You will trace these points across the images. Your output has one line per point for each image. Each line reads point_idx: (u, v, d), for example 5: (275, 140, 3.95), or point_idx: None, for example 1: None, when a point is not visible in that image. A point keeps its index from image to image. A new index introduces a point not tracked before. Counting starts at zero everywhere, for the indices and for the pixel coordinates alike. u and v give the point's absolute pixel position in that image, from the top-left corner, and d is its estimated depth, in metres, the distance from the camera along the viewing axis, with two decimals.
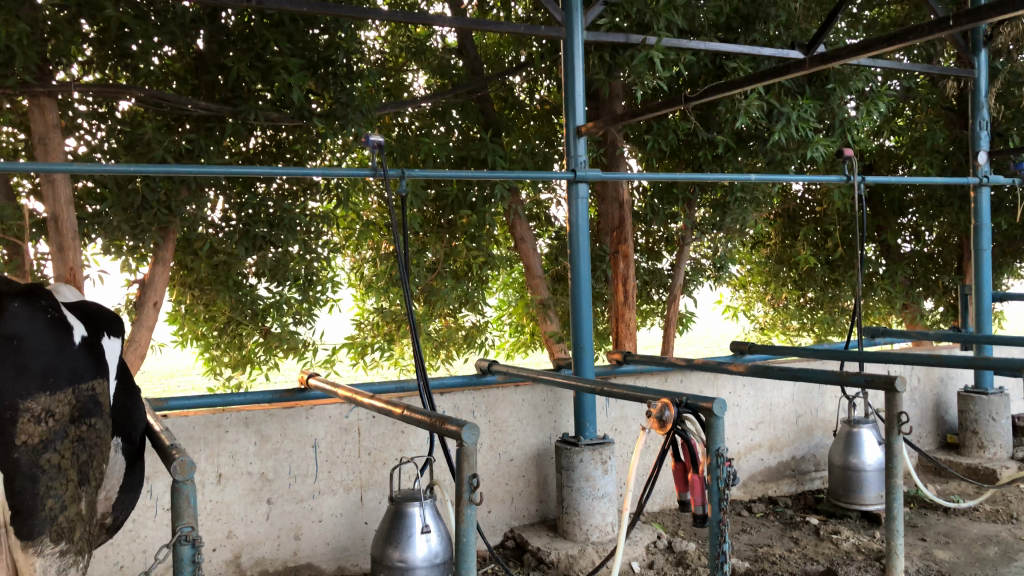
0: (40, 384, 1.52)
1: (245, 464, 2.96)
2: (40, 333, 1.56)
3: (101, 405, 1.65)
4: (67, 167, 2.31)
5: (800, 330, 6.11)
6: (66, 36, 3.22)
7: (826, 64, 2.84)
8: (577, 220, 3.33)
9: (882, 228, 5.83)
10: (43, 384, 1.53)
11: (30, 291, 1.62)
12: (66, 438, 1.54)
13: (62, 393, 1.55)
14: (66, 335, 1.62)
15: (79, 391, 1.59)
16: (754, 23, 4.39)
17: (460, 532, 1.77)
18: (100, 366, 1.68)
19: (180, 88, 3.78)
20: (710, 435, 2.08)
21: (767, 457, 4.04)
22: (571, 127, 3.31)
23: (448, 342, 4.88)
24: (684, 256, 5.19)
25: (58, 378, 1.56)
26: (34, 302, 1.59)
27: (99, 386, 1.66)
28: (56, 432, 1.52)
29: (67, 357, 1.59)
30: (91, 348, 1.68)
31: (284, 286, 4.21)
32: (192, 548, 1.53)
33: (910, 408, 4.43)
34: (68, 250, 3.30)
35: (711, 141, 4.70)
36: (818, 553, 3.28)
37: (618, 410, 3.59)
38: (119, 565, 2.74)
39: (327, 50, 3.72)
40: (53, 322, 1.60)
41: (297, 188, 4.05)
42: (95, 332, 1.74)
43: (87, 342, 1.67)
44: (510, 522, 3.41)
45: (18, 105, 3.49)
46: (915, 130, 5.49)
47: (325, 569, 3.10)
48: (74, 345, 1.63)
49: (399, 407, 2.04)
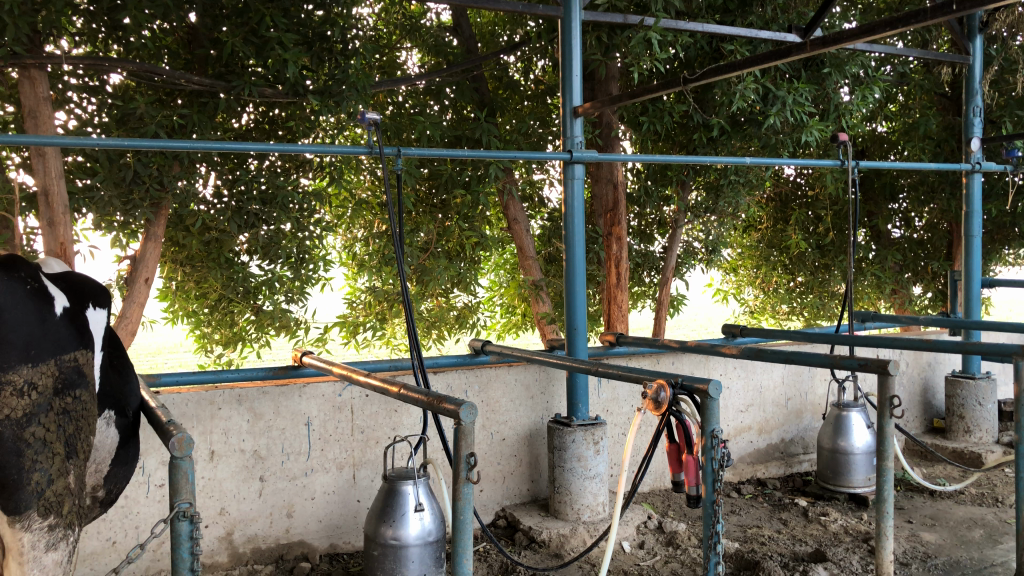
0: (22, 356, 1.50)
1: (238, 442, 2.96)
2: (21, 304, 1.54)
3: (85, 375, 1.65)
4: (59, 139, 2.28)
5: (789, 314, 6.16)
6: (57, 7, 3.13)
7: (826, 47, 2.78)
8: (572, 201, 3.32)
9: (872, 213, 5.89)
10: (25, 356, 1.51)
11: (8, 261, 1.59)
12: (51, 411, 1.53)
13: (44, 364, 1.54)
14: (46, 306, 1.61)
15: (61, 362, 1.58)
16: (750, 6, 4.38)
17: (458, 510, 1.78)
18: (82, 337, 1.68)
19: (171, 62, 3.74)
20: (705, 418, 2.09)
21: (757, 440, 4.07)
22: (568, 108, 3.29)
23: (439, 321, 4.89)
24: (676, 240, 5.21)
25: (40, 350, 1.54)
26: (11, 273, 1.56)
27: (82, 357, 1.65)
28: (41, 405, 1.51)
29: (48, 328, 1.58)
30: (73, 320, 1.67)
31: (275, 264, 4.19)
32: (189, 524, 1.54)
33: (900, 392, 4.47)
34: (58, 224, 3.26)
35: (706, 124, 4.67)
36: (807, 534, 3.32)
37: (610, 392, 3.60)
38: (111, 541, 2.75)
39: (322, 26, 3.69)
40: (33, 293, 1.58)
41: (290, 166, 4.08)
42: (78, 303, 1.73)
43: (68, 313, 1.66)
44: (502, 501, 3.43)
45: (8, 78, 3.45)
46: (908, 116, 5.53)
47: (318, 547, 3.11)
48: (55, 316, 1.61)
49: (395, 386, 2.03)
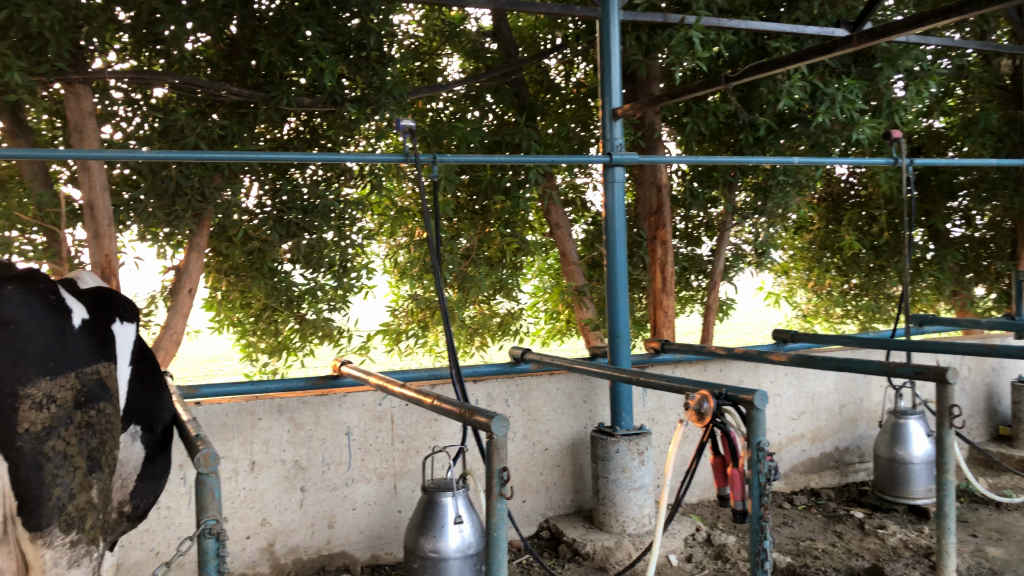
0: (40, 369, 1.50)
1: (279, 452, 2.95)
2: (37, 317, 1.54)
3: (108, 388, 1.65)
4: (101, 153, 2.28)
5: (844, 317, 5.98)
6: (100, 21, 3.16)
7: (875, 40, 2.65)
8: (613, 204, 3.23)
9: (930, 212, 5.69)
10: (43, 369, 1.51)
11: (26, 275, 1.60)
12: (71, 424, 1.52)
13: (63, 377, 1.54)
14: (65, 319, 1.60)
15: (82, 375, 1.58)
16: (798, 1, 4.26)
17: (491, 526, 1.72)
18: (103, 348, 1.68)
19: (212, 74, 3.77)
20: (750, 429, 1.98)
21: (810, 448, 3.94)
22: (608, 110, 3.22)
23: (483, 328, 4.84)
24: (725, 241, 5.09)
25: (58, 362, 1.54)
26: (30, 286, 1.57)
27: (104, 368, 1.66)
28: (61, 418, 1.50)
29: (66, 340, 1.57)
30: (93, 332, 1.67)
31: (318, 272, 4.17)
32: (216, 541, 1.49)
33: (961, 400, 4.29)
34: (103, 236, 3.29)
35: (753, 123, 4.55)
36: (863, 548, 3.19)
37: (656, 400, 3.52)
38: (154, 551, 2.76)
39: (358, 34, 3.67)
40: (52, 306, 1.59)
41: (332, 175, 4.03)
42: (101, 316, 1.73)
43: (88, 325, 1.66)
44: (546, 512, 3.37)
45: (55, 93, 3.53)
46: (967, 110, 5.33)
47: (359, 558, 3.08)
48: (74, 328, 1.61)
49: (429, 397, 1.98)
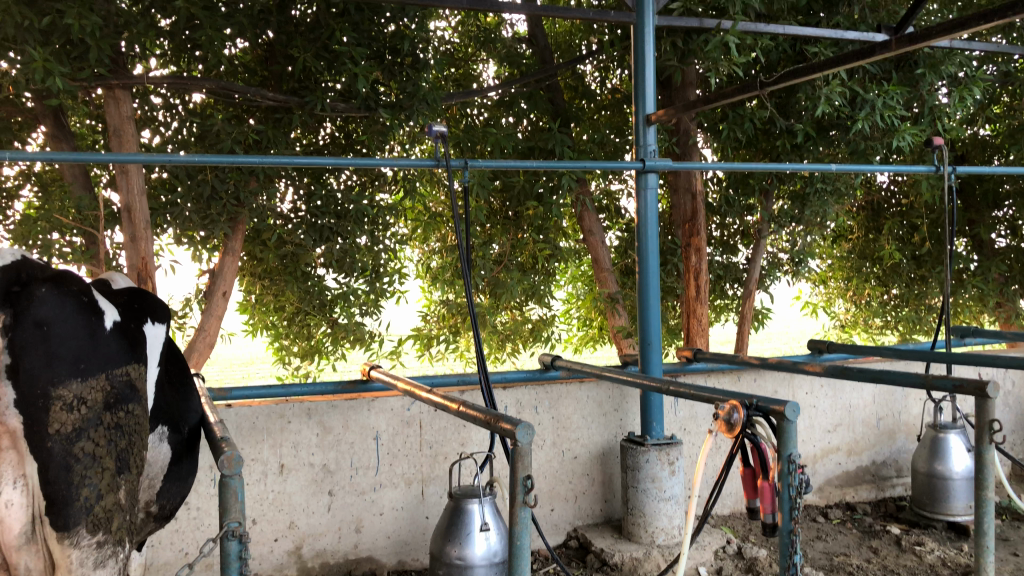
0: (72, 370, 1.52)
1: (307, 455, 2.96)
2: (70, 318, 1.55)
3: (137, 389, 1.65)
4: (137, 157, 2.30)
5: (883, 327, 5.87)
6: (139, 27, 3.22)
7: (914, 44, 2.57)
8: (646, 211, 3.19)
9: (974, 222, 5.58)
10: (75, 370, 1.53)
11: (61, 277, 1.60)
12: (100, 426, 1.53)
13: (93, 379, 1.55)
14: (97, 320, 1.62)
15: (112, 377, 1.59)
16: (838, 6, 4.21)
17: (514, 535, 1.70)
18: (133, 349, 1.69)
19: (248, 79, 3.80)
20: (781, 442, 1.92)
21: (845, 461, 3.86)
22: (641, 116, 3.17)
23: (514, 334, 4.83)
24: (760, 249, 5.02)
25: (90, 364, 1.55)
26: (63, 288, 1.58)
27: (134, 370, 1.67)
28: (89, 420, 1.51)
29: (98, 341, 1.59)
30: (124, 333, 1.68)
31: (352, 277, 4.19)
32: (238, 544, 1.49)
33: (1004, 414, 4.18)
34: (140, 239, 3.33)
35: (790, 130, 4.49)
36: (899, 565, 3.11)
37: (687, 410, 3.49)
38: (183, 551, 2.79)
39: (393, 41, 3.71)
40: (84, 307, 1.60)
41: (366, 180, 4.09)
42: (131, 317, 1.74)
43: (119, 326, 1.67)
44: (574, 521, 3.34)
45: (96, 99, 3.60)
46: (1014, 117, 5.19)
47: (386, 563, 3.08)
48: (105, 329, 1.62)
49: (456, 402, 1.98)
